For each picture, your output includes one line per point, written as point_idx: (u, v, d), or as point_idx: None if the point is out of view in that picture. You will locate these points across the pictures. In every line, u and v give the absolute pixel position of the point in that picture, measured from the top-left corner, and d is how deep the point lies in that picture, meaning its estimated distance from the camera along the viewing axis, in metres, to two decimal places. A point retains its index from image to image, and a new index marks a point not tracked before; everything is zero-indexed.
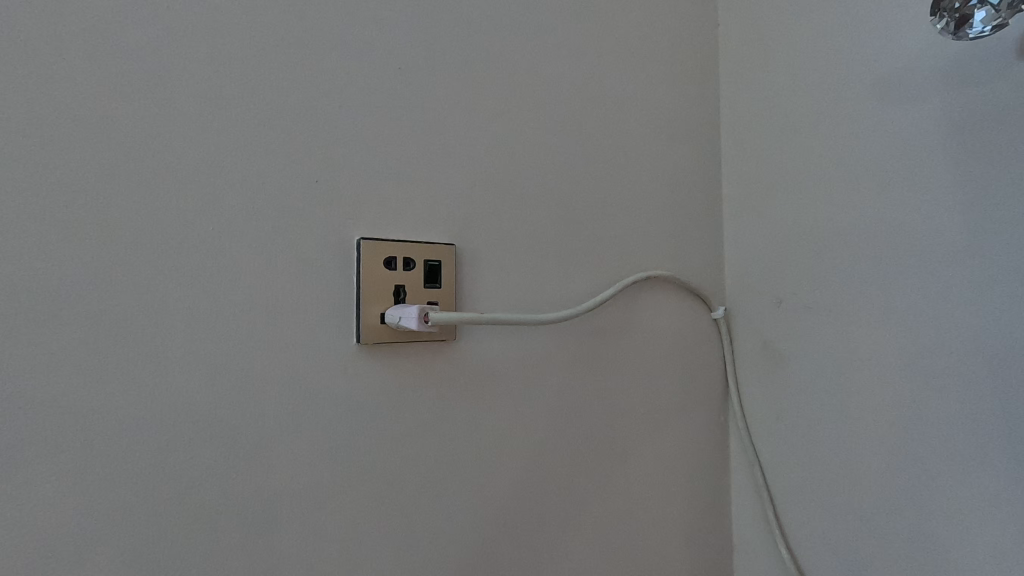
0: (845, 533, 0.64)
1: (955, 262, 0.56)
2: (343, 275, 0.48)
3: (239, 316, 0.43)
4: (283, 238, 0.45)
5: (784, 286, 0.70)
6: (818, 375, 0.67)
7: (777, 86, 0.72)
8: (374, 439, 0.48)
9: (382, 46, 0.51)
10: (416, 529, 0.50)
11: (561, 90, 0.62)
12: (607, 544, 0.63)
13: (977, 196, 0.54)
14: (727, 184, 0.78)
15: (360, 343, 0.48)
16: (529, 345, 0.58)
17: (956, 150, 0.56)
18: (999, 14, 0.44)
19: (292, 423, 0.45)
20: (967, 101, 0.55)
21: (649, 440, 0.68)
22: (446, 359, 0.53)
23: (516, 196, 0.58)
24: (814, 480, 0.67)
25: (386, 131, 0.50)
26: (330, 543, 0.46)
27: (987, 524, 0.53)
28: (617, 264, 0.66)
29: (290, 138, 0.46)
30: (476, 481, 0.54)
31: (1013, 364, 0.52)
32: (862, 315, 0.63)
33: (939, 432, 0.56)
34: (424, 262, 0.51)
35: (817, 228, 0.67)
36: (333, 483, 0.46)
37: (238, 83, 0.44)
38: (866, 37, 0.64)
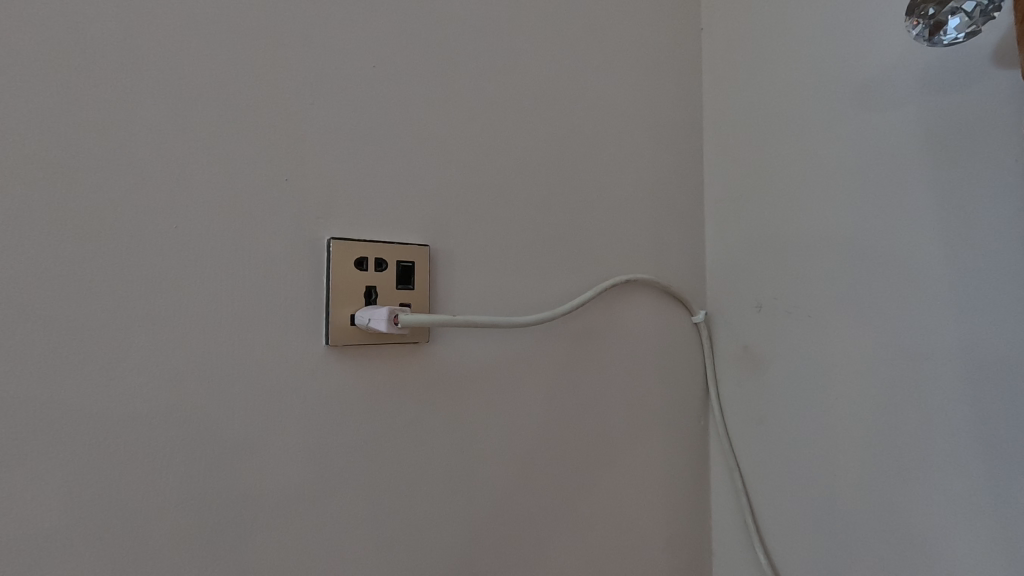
0: (820, 532, 0.66)
1: (932, 269, 0.56)
2: (313, 277, 0.47)
3: (206, 318, 0.43)
4: (253, 239, 0.45)
5: (765, 292, 0.72)
6: (796, 378, 0.68)
7: (762, 91, 0.73)
8: (345, 441, 0.49)
9: (358, 43, 0.50)
10: (389, 530, 0.51)
11: (541, 86, 0.62)
12: (586, 541, 0.65)
13: (951, 203, 0.55)
14: (710, 186, 0.79)
15: (331, 344, 0.48)
16: (505, 346, 0.58)
17: (932, 155, 0.57)
18: (972, 21, 0.46)
19: (259, 425, 0.45)
20: (944, 107, 0.56)
21: (627, 439, 0.69)
22: (418, 360, 0.53)
23: (493, 194, 0.58)
24: (791, 481, 0.69)
25: (362, 130, 0.50)
26: (301, 544, 0.46)
27: (956, 524, 0.55)
28: (597, 264, 0.66)
29: (261, 137, 0.45)
30: (450, 480, 0.54)
31: (983, 369, 0.53)
32: (839, 322, 0.64)
33: (909, 435, 0.58)
34: (396, 263, 0.51)
35: (799, 234, 0.68)
36: (303, 485, 0.47)
37: (207, 80, 0.43)
38: (849, 41, 0.64)
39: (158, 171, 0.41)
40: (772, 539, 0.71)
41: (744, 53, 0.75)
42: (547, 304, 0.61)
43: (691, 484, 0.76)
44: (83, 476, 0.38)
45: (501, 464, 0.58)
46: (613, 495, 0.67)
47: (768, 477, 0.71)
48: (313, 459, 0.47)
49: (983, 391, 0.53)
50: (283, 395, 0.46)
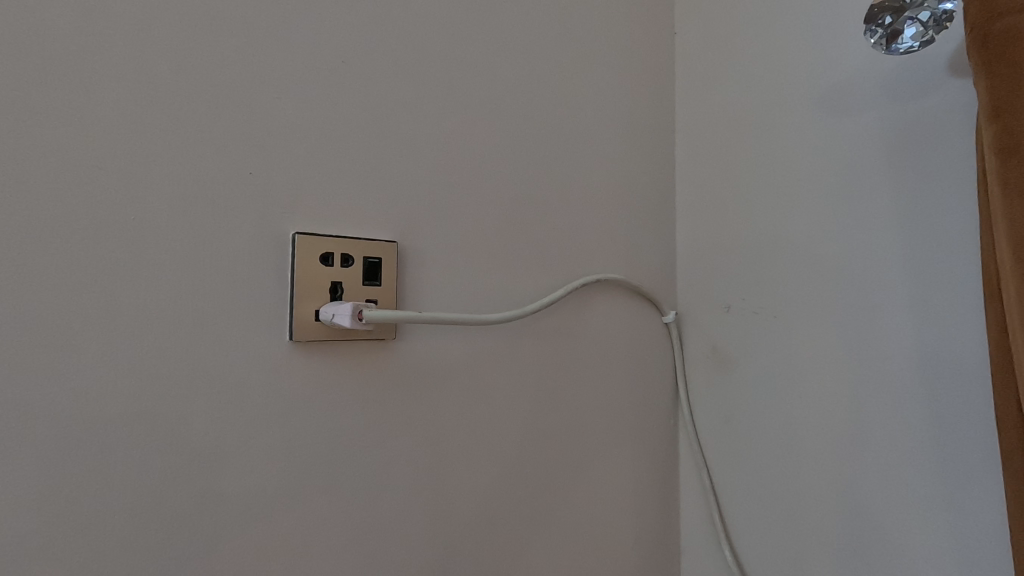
0: (784, 530, 0.67)
1: (893, 273, 0.58)
2: (276, 272, 0.47)
3: (165, 311, 0.42)
4: (215, 233, 0.44)
5: (733, 294, 0.73)
6: (764, 380, 0.69)
7: (733, 95, 0.74)
8: (308, 439, 0.48)
9: (326, 36, 0.49)
10: (354, 529, 0.50)
11: (513, 86, 0.62)
12: (554, 541, 0.65)
13: (911, 209, 0.57)
14: (682, 187, 0.80)
15: (294, 339, 0.47)
16: (473, 344, 0.58)
17: (893, 161, 0.59)
18: (927, 31, 0.48)
19: (219, 423, 0.44)
20: (904, 115, 0.58)
21: (596, 438, 0.69)
22: (383, 358, 0.52)
23: (462, 191, 0.58)
24: (758, 480, 0.70)
25: (330, 124, 0.49)
26: (261, 544, 0.46)
27: (914, 522, 0.57)
28: (567, 263, 0.66)
29: (223, 128, 0.44)
30: (415, 479, 0.54)
31: (941, 372, 0.55)
32: (806, 324, 0.65)
33: (870, 433, 0.60)
34: (363, 259, 0.50)
35: (768, 237, 0.69)
36: (263, 483, 0.46)
37: (170, 70, 0.42)
38: (815, 49, 0.66)
39: (116, 160, 0.40)
40: (739, 537, 0.72)
41: (715, 58, 0.77)
42: (516, 302, 0.61)
43: (660, 483, 0.77)
44: (32, 473, 0.37)
45: (469, 464, 0.58)
46: (582, 494, 0.68)
47: (735, 477, 0.72)
48: (275, 457, 0.46)
49: (940, 390, 0.55)
50: (243, 392, 0.45)
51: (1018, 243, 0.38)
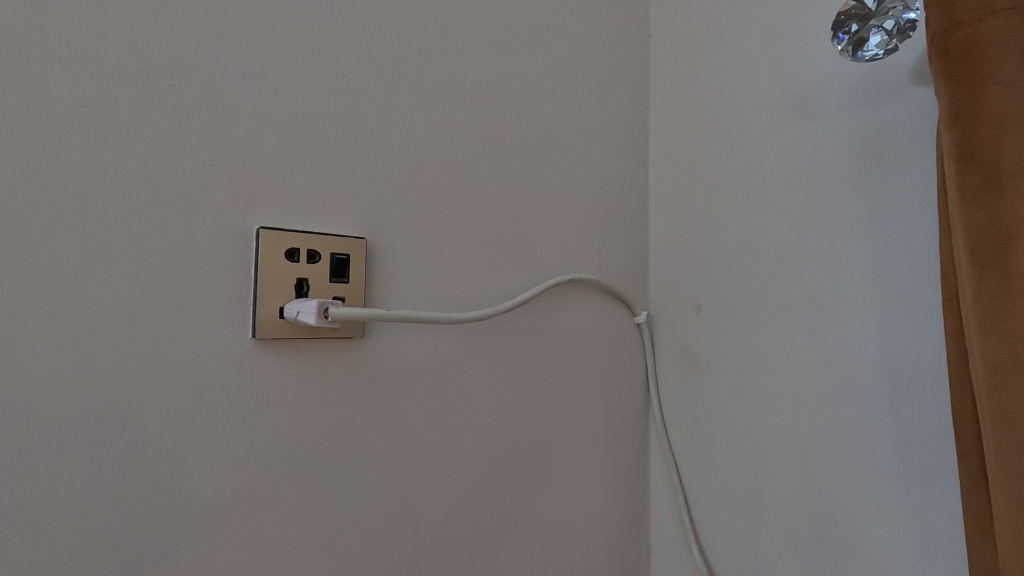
0: (751, 528, 0.68)
1: (858, 276, 0.59)
2: (239, 268, 0.45)
3: (121, 307, 0.40)
4: (174, 226, 0.42)
5: (704, 294, 0.74)
6: (733, 380, 0.70)
7: (705, 98, 0.75)
8: (271, 439, 0.47)
9: (294, 27, 0.48)
10: (318, 531, 0.49)
11: (487, 84, 0.62)
12: (523, 541, 0.65)
13: (876, 213, 0.58)
14: (655, 189, 0.80)
15: (257, 337, 0.46)
16: (443, 343, 0.58)
17: (859, 167, 0.60)
18: (891, 39, 0.49)
19: (177, 423, 0.43)
20: (869, 122, 0.59)
21: (567, 438, 0.69)
22: (351, 357, 0.51)
23: (434, 189, 0.57)
24: (726, 479, 0.71)
25: (297, 117, 0.48)
26: (222, 546, 0.44)
27: (876, 520, 0.58)
28: (540, 263, 0.66)
29: (184, 118, 0.43)
30: (383, 479, 0.53)
31: (902, 373, 0.56)
32: (775, 325, 0.66)
33: (835, 433, 0.61)
34: (330, 255, 0.49)
35: (738, 240, 0.70)
36: (223, 484, 0.44)
37: (127, 56, 0.41)
38: (784, 55, 0.67)
39: (70, 148, 0.38)
40: (707, 536, 0.73)
41: (688, 61, 0.78)
42: (488, 301, 0.61)
43: (631, 483, 0.77)
44: None
45: (438, 465, 0.57)
46: (552, 494, 0.68)
47: (704, 476, 0.73)
48: (236, 458, 0.45)
49: (901, 391, 0.56)
50: (203, 391, 0.44)
51: (975, 247, 0.39)
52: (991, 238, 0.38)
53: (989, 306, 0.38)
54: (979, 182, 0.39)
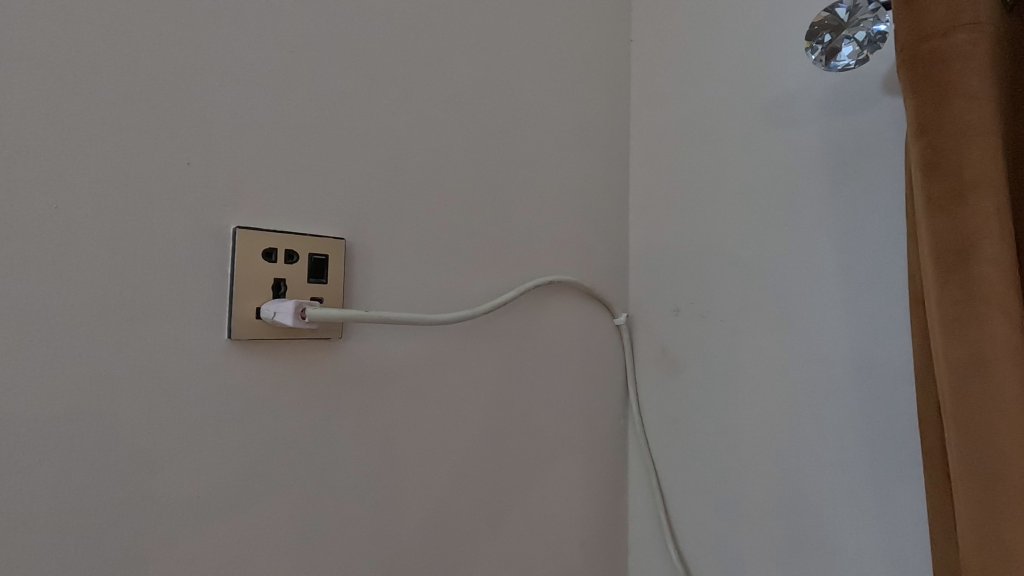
0: (726, 528, 0.70)
1: (831, 280, 0.61)
2: (214, 268, 0.45)
3: (92, 307, 0.40)
4: (148, 225, 0.42)
5: (682, 297, 0.75)
6: (710, 381, 0.71)
7: (684, 103, 0.76)
8: (246, 440, 0.46)
9: (273, 24, 0.48)
10: (295, 533, 0.49)
11: (468, 85, 0.62)
12: (502, 542, 0.65)
13: (848, 219, 0.60)
14: (634, 192, 0.81)
15: (233, 338, 0.45)
16: (423, 344, 0.58)
17: (832, 173, 0.61)
18: (862, 50, 0.50)
19: (150, 424, 0.42)
20: (842, 130, 0.61)
21: (546, 439, 0.70)
22: (328, 358, 0.51)
23: (414, 190, 0.57)
24: (702, 479, 0.72)
25: (276, 116, 0.48)
26: (195, 549, 0.44)
27: (847, 518, 0.59)
28: (520, 265, 0.67)
29: (159, 115, 0.42)
30: (361, 481, 0.53)
31: (872, 375, 0.58)
32: (751, 327, 0.67)
33: (808, 434, 0.62)
34: (308, 256, 0.49)
35: (716, 243, 0.71)
36: (197, 487, 0.44)
37: (100, 51, 0.40)
38: (761, 62, 0.68)
39: (42, 145, 0.38)
40: (684, 536, 0.73)
41: (668, 66, 0.78)
42: (468, 303, 0.61)
43: (609, 484, 0.78)
44: None
45: (417, 466, 0.57)
46: (531, 495, 0.68)
47: (681, 476, 0.74)
48: (212, 460, 0.45)
49: (871, 393, 0.58)
50: (177, 392, 0.43)
51: (940, 253, 0.40)
52: (955, 244, 0.39)
53: (953, 309, 0.39)
54: (944, 190, 0.40)
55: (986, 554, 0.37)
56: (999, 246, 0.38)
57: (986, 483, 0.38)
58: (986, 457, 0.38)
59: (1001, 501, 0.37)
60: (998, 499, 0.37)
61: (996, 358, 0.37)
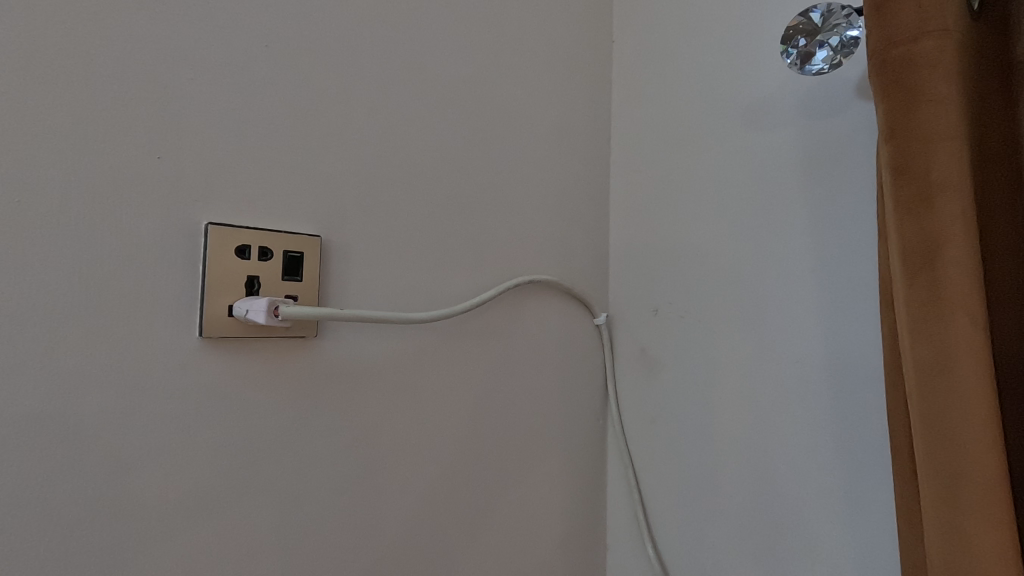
0: (703, 526, 0.70)
1: (805, 282, 0.62)
2: (186, 264, 0.44)
3: (56, 303, 0.39)
4: (116, 220, 0.41)
5: (661, 297, 0.75)
6: (687, 381, 0.72)
7: (664, 105, 0.76)
8: (218, 440, 0.46)
9: (248, 18, 0.47)
10: (268, 534, 0.48)
11: (447, 83, 0.62)
12: (481, 541, 0.65)
13: (822, 221, 0.61)
14: (615, 193, 0.82)
15: (204, 335, 0.45)
16: (400, 343, 0.57)
17: (808, 176, 0.62)
18: (836, 55, 0.51)
19: (117, 424, 0.41)
20: (817, 133, 0.62)
21: (525, 438, 0.70)
22: (303, 356, 0.50)
23: (392, 187, 0.56)
24: (680, 479, 0.72)
25: (250, 111, 0.47)
26: (165, 549, 0.43)
27: (820, 516, 0.60)
28: (499, 264, 0.66)
29: (129, 108, 0.41)
30: (337, 481, 0.52)
31: (844, 374, 0.59)
32: (728, 327, 0.68)
33: (783, 433, 0.63)
34: (283, 253, 0.48)
35: (694, 244, 0.72)
36: (166, 487, 0.43)
37: (67, 41, 0.39)
38: (739, 66, 0.69)
39: (5, 137, 0.37)
40: (661, 534, 0.74)
41: (648, 67, 0.79)
42: (446, 301, 0.61)
43: (588, 483, 0.78)
44: None
45: (394, 465, 0.57)
46: (510, 494, 0.68)
47: (659, 475, 0.74)
48: (181, 460, 0.44)
49: (844, 393, 0.59)
50: (146, 391, 0.42)
51: (908, 255, 0.41)
52: (922, 246, 0.40)
53: (920, 311, 0.40)
54: (912, 193, 0.41)
55: (950, 550, 0.38)
56: (964, 249, 0.39)
57: (950, 481, 0.38)
58: (951, 456, 0.38)
59: (965, 498, 0.38)
60: (961, 496, 0.38)
61: (961, 359, 0.38)
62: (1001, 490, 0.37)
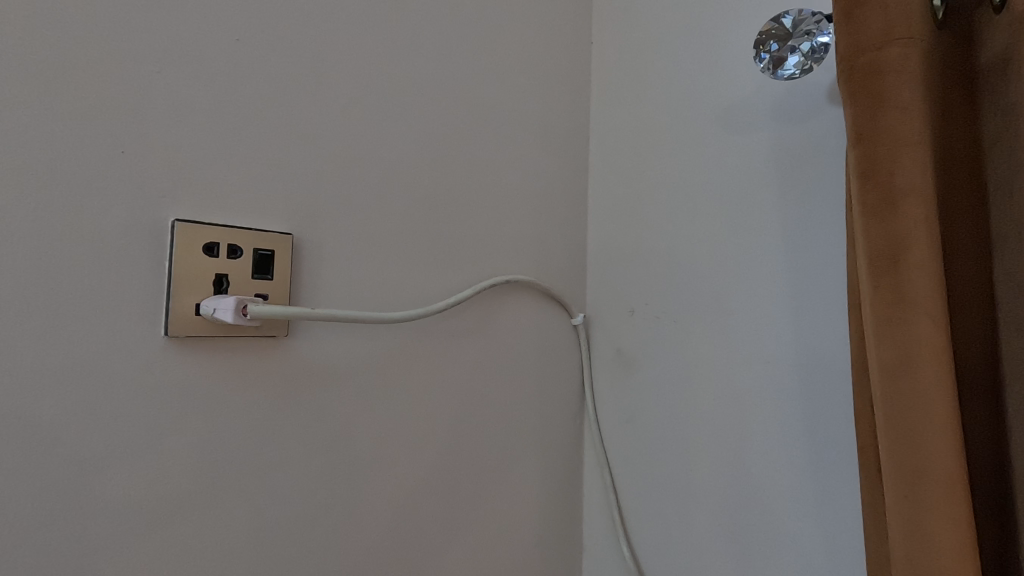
0: (677, 525, 0.71)
1: (778, 282, 0.63)
2: (151, 262, 0.43)
3: (13, 300, 0.37)
4: (77, 215, 0.40)
5: (638, 298, 0.75)
6: (663, 381, 0.72)
7: (642, 107, 0.77)
8: (184, 441, 0.45)
9: (218, 11, 0.46)
10: (237, 536, 0.47)
11: (425, 81, 0.61)
12: (455, 542, 0.64)
13: (795, 223, 0.62)
14: (593, 194, 0.82)
15: (169, 334, 0.44)
16: (373, 343, 0.57)
17: (781, 179, 0.63)
18: (807, 60, 0.52)
19: (76, 426, 0.40)
20: (790, 137, 0.63)
21: (501, 438, 0.70)
22: (273, 357, 0.50)
23: (367, 186, 0.56)
24: (654, 478, 0.73)
25: (220, 106, 0.46)
26: (128, 553, 0.42)
27: (792, 514, 0.61)
28: (476, 264, 0.66)
29: (92, 100, 0.40)
30: (308, 482, 0.52)
31: (815, 374, 0.60)
32: (703, 327, 0.69)
33: (755, 432, 0.64)
34: (253, 251, 0.47)
35: (670, 246, 0.72)
36: (129, 489, 0.42)
37: (24, 32, 0.38)
38: (716, 70, 0.70)
39: None
40: (636, 533, 0.74)
41: (626, 69, 0.79)
42: (422, 301, 0.60)
43: (564, 482, 0.78)
44: None
45: (367, 466, 0.56)
46: (485, 494, 0.68)
47: (634, 475, 0.75)
48: (145, 461, 0.43)
49: (814, 393, 0.60)
50: (106, 392, 0.41)
51: (873, 258, 0.42)
52: (887, 250, 0.41)
53: (884, 313, 0.41)
54: (877, 197, 0.42)
55: (912, 547, 0.39)
56: (926, 253, 0.40)
57: (912, 480, 0.39)
58: (913, 456, 0.39)
59: (925, 496, 0.39)
60: (922, 495, 0.39)
61: (923, 360, 0.39)
62: (960, 488, 0.38)
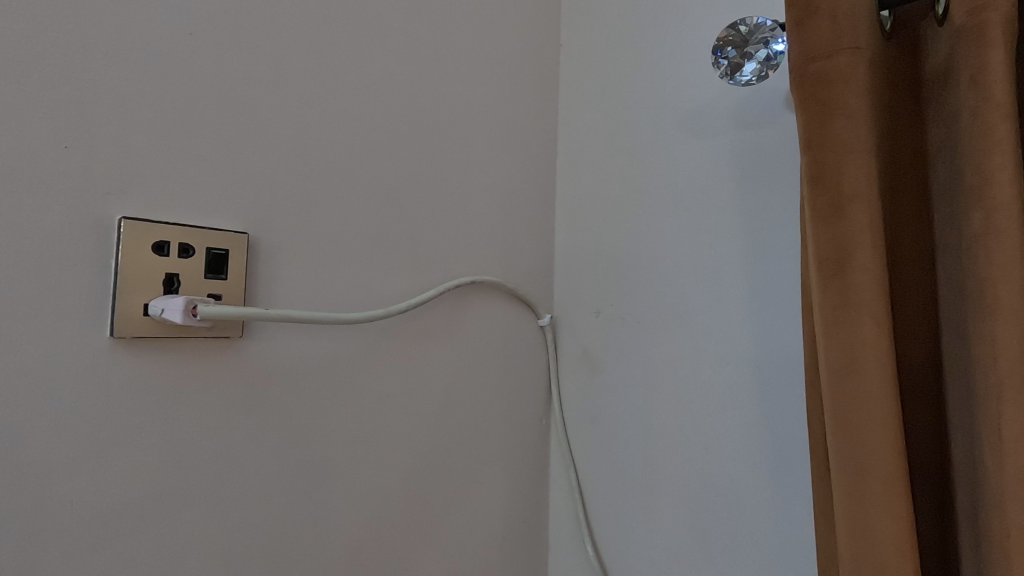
0: (640, 523, 0.71)
1: (739, 284, 0.64)
2: (96, 261, 0.41)
3: None
4: (16, 212, 0.38)
5: (603, 298, 0.76)
6: (627, 381, 0.73)
7: (607, 109, 0.78)
8: (133, 445, 0.43)
9: (169, 4, 0.45)
10: (189, 542, 0.46)
11: (388, 81, 0.61)
12: (419, 544, 0.64)
13: (754, 226, 0.63)
14: (560, 195, 0.82)
15: (116, 336, 0.42)
16: (333, 344, 0.56)
17: (741, 183, 0.64)
18: (762, 68, 0.53)
19: (13, 432, 0.38)
20: (750, 142, 0.64)
21: (466, 439, 0.69)
22: (227, 358, 0.48)
23: (327, 185, 0.55)
24: (618, 477, 0.74)
25: (170, 101, 0.45)
26: (73, 561, 0.40)
27: (751, 511, 0.63)
28: (441, 264, 0.66)
29: (34, 93, 0.39)
30: (265, 486, 0.51)
31: (772, 375, 0.61)
32: (666, 329, 0.70)
33: (715, 431, 0.65)
34: (206, 250, 0.46)
35: (634, 248, 0.73)
36: (73, 495, 0.40)
37: None
38: (678, 75, 0.71)
39: None
40: (601, 532, 0.75)
41: (592, 72, 0.80)
42: (383, 302, 0.60)
43: (530, 483, 0.78)
44: None
45: (327, 469, 0.55)
46: (450, 495, 0.67)
47: (599, 474, 0.75)
48: (90, 466, 0.41)
49: (771, 392, 0.61)
50: (46, 394, 0.39)
51: (821, 262, 0.43)
52: (834, 253, 0.42)
53: (832, 315, 0.42)
54: (826, 202, 0.43)
55: (856, 543, 0.40)
56: (871, 258, 0.41)
57: (857, 478, 0.40)
58: (857, 454, 0.40)
59: (868, 494, 0.40)
60: (865, 492, 0.40)
61: (867, 362, 0.40)
62: (900, 486, 0.40)
